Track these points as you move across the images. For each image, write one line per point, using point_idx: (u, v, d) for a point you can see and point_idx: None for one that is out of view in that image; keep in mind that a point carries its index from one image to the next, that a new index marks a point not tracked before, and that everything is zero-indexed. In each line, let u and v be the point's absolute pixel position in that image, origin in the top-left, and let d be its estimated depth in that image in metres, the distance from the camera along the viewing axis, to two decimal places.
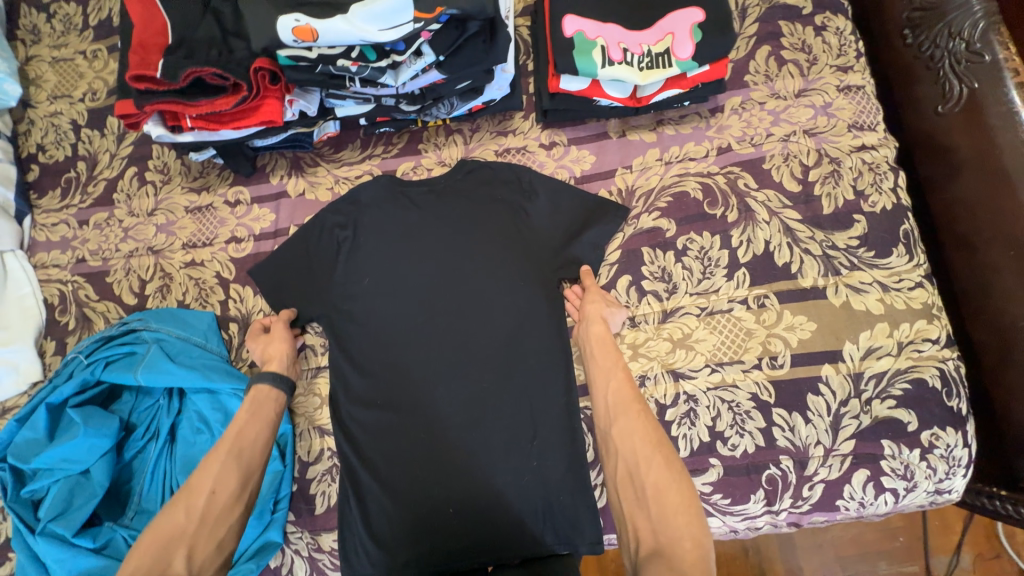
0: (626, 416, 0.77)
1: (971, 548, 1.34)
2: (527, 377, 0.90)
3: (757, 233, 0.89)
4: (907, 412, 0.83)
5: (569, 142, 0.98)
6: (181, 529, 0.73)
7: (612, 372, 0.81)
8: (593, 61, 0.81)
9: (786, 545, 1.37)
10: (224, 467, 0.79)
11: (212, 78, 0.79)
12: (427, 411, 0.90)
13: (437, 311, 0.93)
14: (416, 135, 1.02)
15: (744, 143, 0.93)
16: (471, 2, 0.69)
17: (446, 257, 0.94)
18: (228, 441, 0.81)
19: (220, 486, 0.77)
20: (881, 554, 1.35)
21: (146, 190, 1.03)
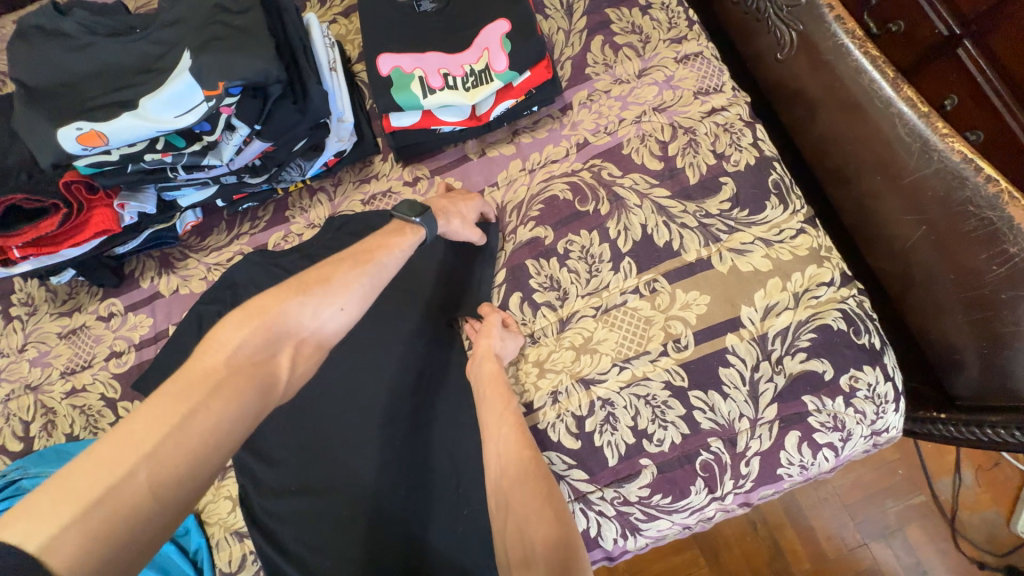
0: (516, 467, 0.71)
1: (970, 463, 1.31)
2: (439, 425, 0.85)
3: (633, 219, 0.87)
4: (820, 361, 0.80)
5: (432, 173, 0.95)
6: (298, 324, 0.64)
7: (504, 416, 0.76)
8: (414, 93, 0.83)
9: (790, 508, 1.32)
10: (356, 275, 0.69)
11: (27, 202, 0.75)
12: (341, 488, 0.84)
13: (341, 379, 0.89)
14: (281, 203, 0.99)
15: (600, 134, 0.92)
16: (253, 71, 0.66)
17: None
18: (379, 257, 0.73)
19: (347, 305, 0.68)
20: (884, 493, 1.31)
21: (13, 327, 0.97)
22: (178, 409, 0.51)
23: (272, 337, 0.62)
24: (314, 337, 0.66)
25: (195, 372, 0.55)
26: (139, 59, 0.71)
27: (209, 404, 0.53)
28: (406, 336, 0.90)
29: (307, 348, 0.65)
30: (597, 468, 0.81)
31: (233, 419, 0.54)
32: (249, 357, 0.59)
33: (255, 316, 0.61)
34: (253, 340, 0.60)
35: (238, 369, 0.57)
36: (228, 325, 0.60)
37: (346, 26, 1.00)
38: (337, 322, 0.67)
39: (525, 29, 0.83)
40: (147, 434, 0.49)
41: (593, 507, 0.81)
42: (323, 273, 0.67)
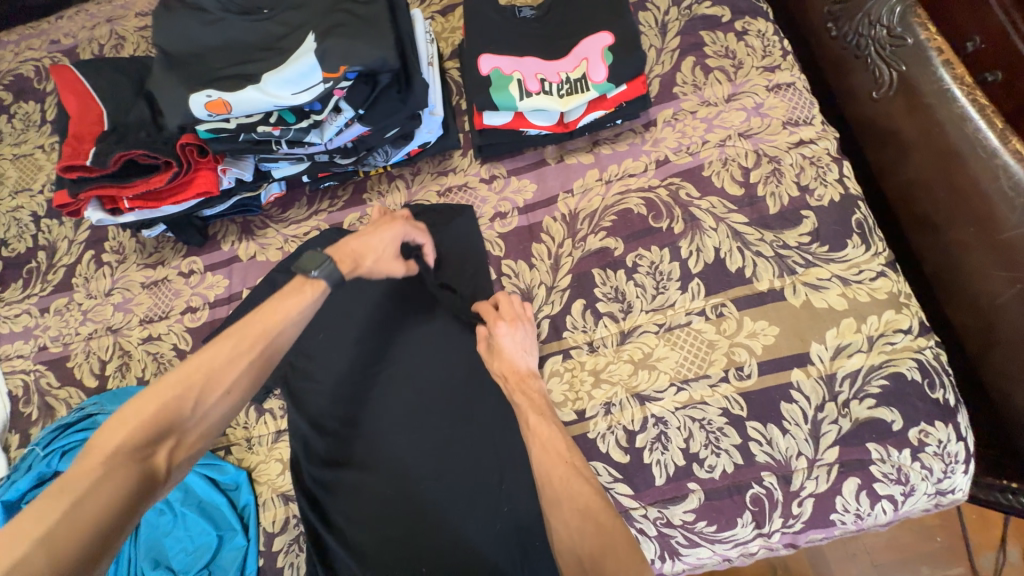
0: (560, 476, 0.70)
1: (1018, 541, 1.24)
2: (485, 417, 0.86)
3: (706, 241, 0.87)
4: (890, 410, 0.77)
5: (509, 173, 0.97)
6: (182, 415, 0.62)
7: (545, 419, 0.77)
8: (511, 95, 0.86)
9: (817, 559, 1.27)
10: (243, 355, 0.67)
11: (144, 158, 0.81)
12: (386, 467, 0.86)
13: (393, 360, 0.92)
14: (360, 185, 1.03)
15: (682, 153, 0.92)
16: (372, 58, 0.70)
17: (395, 301, 0.94)
18: (278, 323, 0.70)
19: (235, 386, 0.66)
20: (921, 558, 1.25)
21: (102, 271, 1.04)
22: (48, 519, 0.50)
23: (162, 428, 0.60)
24: (201, 424, 0.64)
25: (70, 478, 0.54)
26: (264, 37, 0.75)
27: (83, 505, 0.51)
28: (464, 325, 0.91)
29: (192, 439, 0.63)
30: (642, 486, 0.80)
31: (114, 514, 0.53)
32: (132, 449, 0.57)
33: (129, 417, 0.60)
34: (138, 435, 0.58)
35: (117, 466, 0.55)
36: (106, 428, 0.59)
37: (443, 24, 1.04)
38: (225, 407, 0.65)
39: (621, 46, 0.85)
40: (11, 550, 0.48)
41: (635, 523, 0.80)
42: (202, 361, 0.65)
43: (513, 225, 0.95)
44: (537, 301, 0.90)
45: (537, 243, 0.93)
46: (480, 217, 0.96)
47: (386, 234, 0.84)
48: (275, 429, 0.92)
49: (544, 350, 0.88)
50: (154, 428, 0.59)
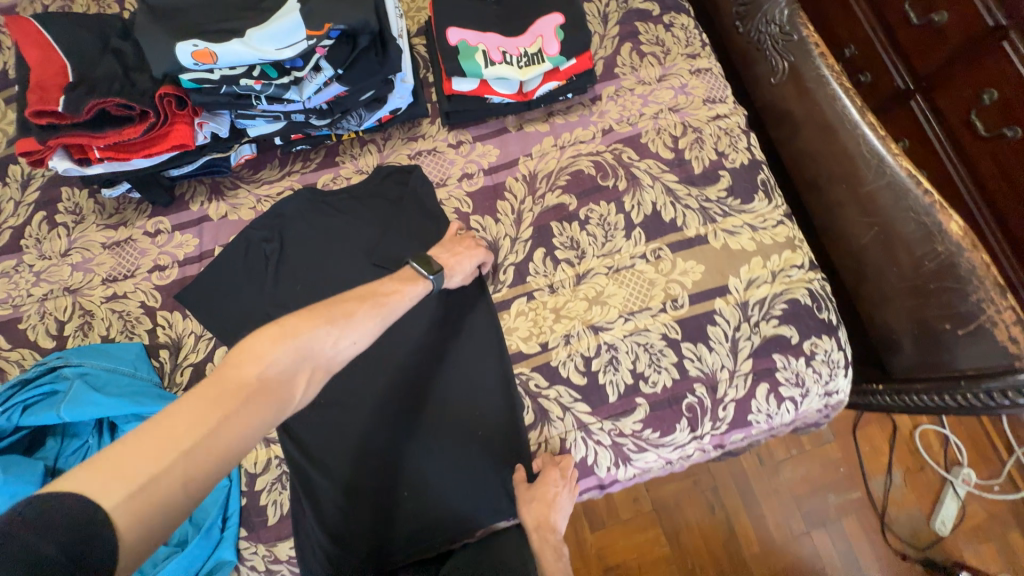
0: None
1: (900, 466, 1.51)
2: (462, 357, 0.95)
3: (645, 197, 1.02)
4: (789, 327, 0.96)
5: (474, 140, 1.08)
6: (320, 349, 0.65)
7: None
8: (477, 63, 0.98)
9: (746, 496, 1.49)
10: (371, 316, 0.72)
11: (117, 108, 0.82)
12: (394, 484, 0.88)
13: (429, 410, 0.92)
14: (332, 149, 1.08)
15: (623, 123, 1.07)
16: (355, 18, 0.80)
17: (445, 367, 0.94)
18: (393, 302, 0.77)
19: (360, 339, 0.70)
20: (828, 487, 1.49)
21: (57, 232, 1.02)
22: (200, 427, 0.52)
23: (298, 358, 0.63)
24: (331, 360, 0.66)
25: (228, 383, 0.57)
26: None
27: (230, 422, 0.54)
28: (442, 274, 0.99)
29: (323, 370, 0.65)
30: (599, 402, 0.93)
31: (251, 439, 0.55)
32: (276, 377, 0.60)
33: (289, 335, 0.63)
34: (282, 360, 0.61)
35: (265, 388, 0.58)
36: (265, 338, 0.61)
37: (409, 3, 1.14)
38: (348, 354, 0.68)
39: (569, 28, 0.98)
40: (169, 449, 0.50)
41: (593, 436, 0.92)
42: (346, 308, 0.70)
43: (479, 184, 1.05)
44: (503, 251, 1.01)
45: (501, 200, 1.04)
46: (449, 177, 1.06)
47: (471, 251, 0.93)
48: None
49: (511, 293, 0.99)
50: (297, 361, 0.62)
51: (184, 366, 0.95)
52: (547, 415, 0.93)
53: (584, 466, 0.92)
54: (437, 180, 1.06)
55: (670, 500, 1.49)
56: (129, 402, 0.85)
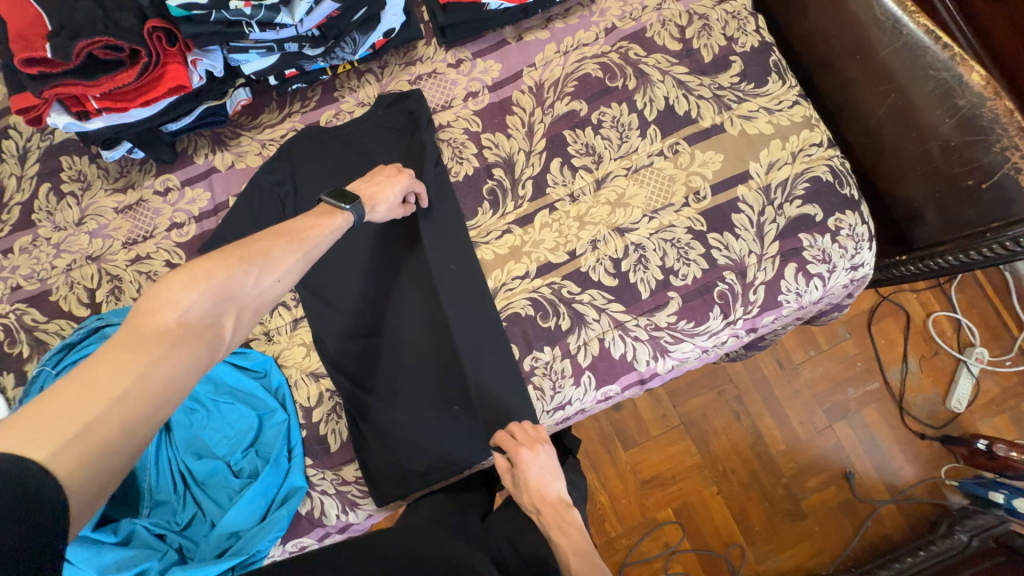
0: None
1: (915, 353, 1.56)
2: (471, 278, 0.95)
3: (656, 92, 1.00)
4: (813, 206, 0.96)
5: (474, 56, 1.04)
6: (243, 289, 0.61)
7: (587, 559, 0.78)
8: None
9: (769, 398, 1.54)
10: (290, 253, 0.68)
11: (106, 52, 0.79)
12: (454, 421, 0.93)
13: (454, 358, 0.94)
14: (329, 84, 1.05)
15: (626, 20, 1.03)
16: None
17: (469, 302, 0.94)
18: (313, 236, 0.72)
19: (285, 277, 0.67)
20: (847, 381, 1.55)
21: (67, 202, 1.01)
22: (127, 375, 0.49)
23: (219, 301, 0.59)
24: (257, 301, 0.63)
25: (144, 334, 0.53)
26: None
27: (159, 368, 0.51)
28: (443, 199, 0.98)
29: (250, 312, 0.63)
30: (632, 301, 0.94)
31: (186, 380, 0.53)
32: (198, 322, 0.56)
33: (200, 277, 0.58)
34: (202, 303, 0.57)
35: (190, 333, 0.55)
36: (176, 282, 0.56)
37: None
38: (274, 293, 0.66)
39: None
40: (93, 399, 0.47)
41: (629, 333, 0.94)
42: (262, 246, 0.65)
43: (485, 102, 1.03)
44: (518, 167, 1.00)
45: (511, 115, 1.02)
46: (453, 98, 1.03)
47: (395, 182, 0.88)
48: (291, 318, 0.97)
49: (532, 208, 0.98)
50: (217, 302, 0.59)
51: None
52: (583, 318, 0.94)
53: (624, 364, 0.94)
54: (441, 104, 1.02)
55: (697, 413, 1.54)
56: None
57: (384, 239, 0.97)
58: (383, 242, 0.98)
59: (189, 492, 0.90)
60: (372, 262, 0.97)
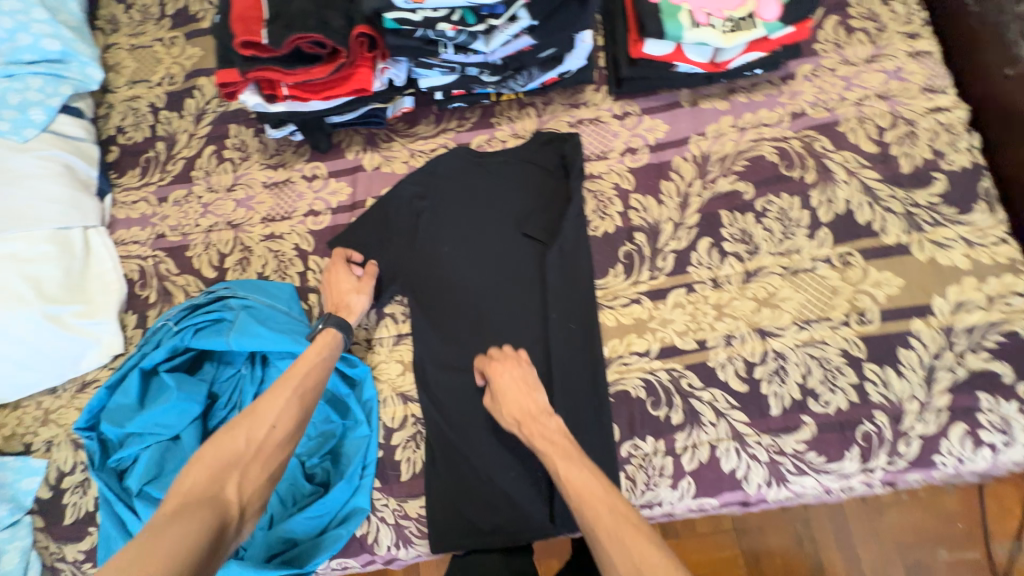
0: (598, 502, 0.66)
1: None
2: (586, 337, 0.89)
3: (837, 193, 0.90)
4: (1003, 364, 0.80)
5: (643, 112, 1.00)
6: (239, 452, 0.67)
7: (574, 460, 0.72)
8: (680, 24, 0.83)
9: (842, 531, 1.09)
10: (279, 399, 0.73)
11: (311, 47, 0.82)
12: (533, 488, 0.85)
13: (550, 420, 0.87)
14: (489, 109, 1.04)
15: (818, 108, 0.95)
16: None
17: (578, 362, 0.88)
18: (299, 368, 0.77)
19: (281, 421, 0.71)
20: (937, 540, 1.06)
21: (225, 167, 1.06)
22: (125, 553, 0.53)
23: (219, 473, 0.64)
24: (259, 456, 0.68)
25: (156, 523, 0.58)
26: None
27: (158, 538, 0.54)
28: (576, 249, 0.92)
29: (254, 470, 0.67)
30: (759, 414, 0.83)
31: (189, 544, 0.55)
32: (198, 495, 0.61)
33: (199, 464, 0.65)
34: (201, 481, 0.63)
35: (191, 504, 0.60)
36: (184, 478, 0.64)
37: None
38: (276, 439, 0.70)
39: None
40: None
41: (748, 449, 0.83)
42: (251, 406, 0.72)
43: (643, 161, 0.97)
44: (662, 237, 0.93)
45: (667, 181, 0.96)
46: (611, 150, 0.98)
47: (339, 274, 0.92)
48: (395, 332, 0.95)
49: (668, 282, 0.91)
50: (217, 473, 0.64)
51: None
52: (699, 418, 0.84)
53: (733, 480, 0.83)
54: (597, 153, 0.99)
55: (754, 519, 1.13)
56: (294, 339, 0.88)
57: (505, 273, 0.92)
58: (503, 276, 0.92)
59: None
60: (486, 294, 0.92)
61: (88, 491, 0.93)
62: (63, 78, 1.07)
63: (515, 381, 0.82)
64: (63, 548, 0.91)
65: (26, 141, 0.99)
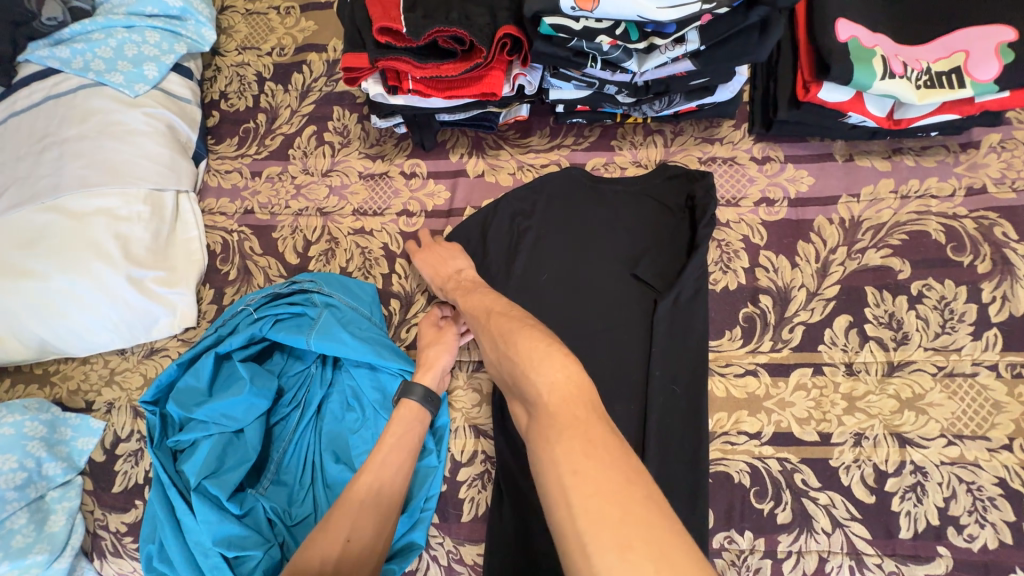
0: (481, 316, 0.70)
1: None
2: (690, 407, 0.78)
3: (1016, 291, 0.77)
4: None
5: (786, 160, 0.88)
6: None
7: (472, 293, 0.76)
8: (873, 72, 0.71)
9: None
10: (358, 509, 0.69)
11: (448, 42, 0.75)
12: None
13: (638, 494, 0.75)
14: (610, 130, 0.95)
15: (1004, 187, 0.81)
16: None
17: (679, 435, 0.77)
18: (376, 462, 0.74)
19: (355, 533, 0.68)
20: None
21: (323, 150, 1.01)
22: None
23: None
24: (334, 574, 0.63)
25: None
26: None
27: None
28: (692, 305, 0.82)
29: None
30: (883, 534, 0.72)
31: None
32: None
33: None
34: None
35: None
36: None
37: None
38: (351, 555, 0.65)
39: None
40: None
41: (864, 571, 0.71)
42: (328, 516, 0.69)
43: (780, 215, 0.86)
44: (790, 305, 0.82)
45: (805, 242, 0.84)
46: (744, 197, 0.88)
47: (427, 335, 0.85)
48: (476, 358, 0.89)
49: (793, 358, 0.80)
50: None
51: (411, 323, 0.91)
52: (810, 523, 0.73)
53: None
54: (727, 198, 0.88)
55: None
56: (373, 351, 0.81)
57: (608, 318, 0.83)
58: (605, 321, 0.83)
59: (312, 489, 0.84)
60: (584, 338, 0.82)
61: (140, 461, 0.91)
62: (179, 36, 1.05)
63: (433, 254, 0.85)
64: (107, 517, 0.89)
65: (136, 97, 0.97)
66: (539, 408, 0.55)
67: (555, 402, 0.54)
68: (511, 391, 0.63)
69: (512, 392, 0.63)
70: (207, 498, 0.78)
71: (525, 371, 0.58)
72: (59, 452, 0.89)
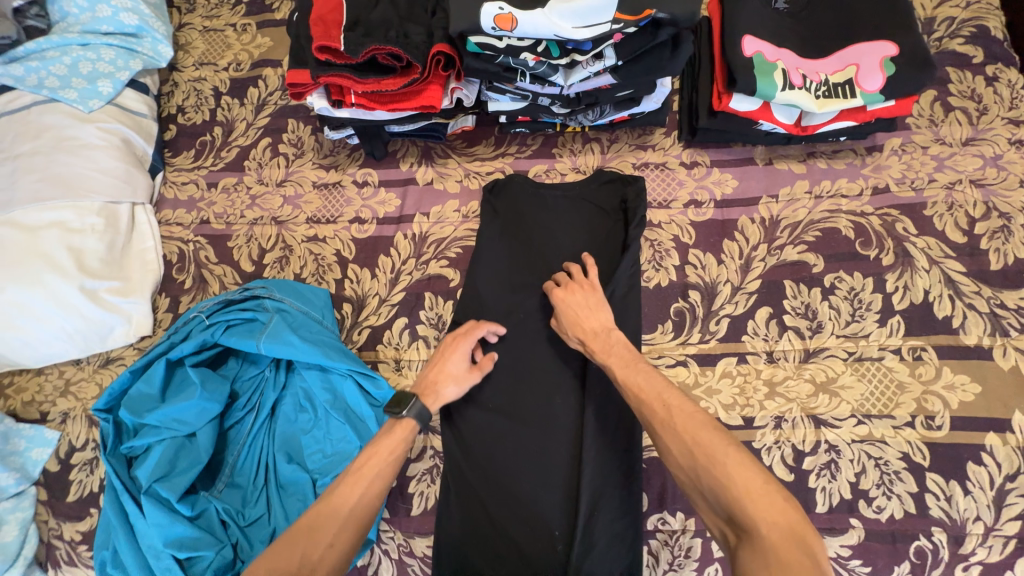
0: (654, 403, 0.64)
1: None
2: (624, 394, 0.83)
3: (916, 281, 0.84)
4: None
5: (712, 164, 0.95)
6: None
7: (635, 368, 0.69)
8: (774, 83, 0.78)
9: None
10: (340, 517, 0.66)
11: (387, 58, 0.80)
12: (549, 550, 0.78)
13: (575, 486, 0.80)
14: (551, 138, 1.01)
15: (904, 186, 0.89)
16: (682, 9, 0.70)
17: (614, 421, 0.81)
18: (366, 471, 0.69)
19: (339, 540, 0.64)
20: None
21: (278, 161, 1.05)
22: None
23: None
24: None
25: None
26: None
27: None
28: (627, 301, 0.87)
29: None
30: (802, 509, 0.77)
31: None
32: None
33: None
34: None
35: None
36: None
37: None
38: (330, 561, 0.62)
39: (906, 59, 0.78)
40: None
41: None
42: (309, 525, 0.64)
43: (707, 216, 0.92)
44: (716, 299, 0.88)
45: (730, 240, 0.90)
46: (674, 200, 0.94)
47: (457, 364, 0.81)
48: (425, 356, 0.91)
49: (719, 348, 0.85)
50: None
51: (363, 325, 0.94)
52: None
53: None
54: (659, 201, 0.94)
55: None
56: (323, 352, 0.84)
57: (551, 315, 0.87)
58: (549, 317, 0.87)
59: (266, 489, 0.86)
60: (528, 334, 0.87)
61: (95, 470, 0.92)
62: (135, 53, 1.07)
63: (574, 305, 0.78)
64: (61, 526, 0.89)
65: (90, 112, 1.00)
66: (754, 539, 0.51)
67: (775, 538, 0.50)
68: (699, 498, 0.58)
69: (694, 491, 0.59)
70: (158, 500, 0.80)
71: (735, 492, 0.54)
72: (11, 463, 0.90)
